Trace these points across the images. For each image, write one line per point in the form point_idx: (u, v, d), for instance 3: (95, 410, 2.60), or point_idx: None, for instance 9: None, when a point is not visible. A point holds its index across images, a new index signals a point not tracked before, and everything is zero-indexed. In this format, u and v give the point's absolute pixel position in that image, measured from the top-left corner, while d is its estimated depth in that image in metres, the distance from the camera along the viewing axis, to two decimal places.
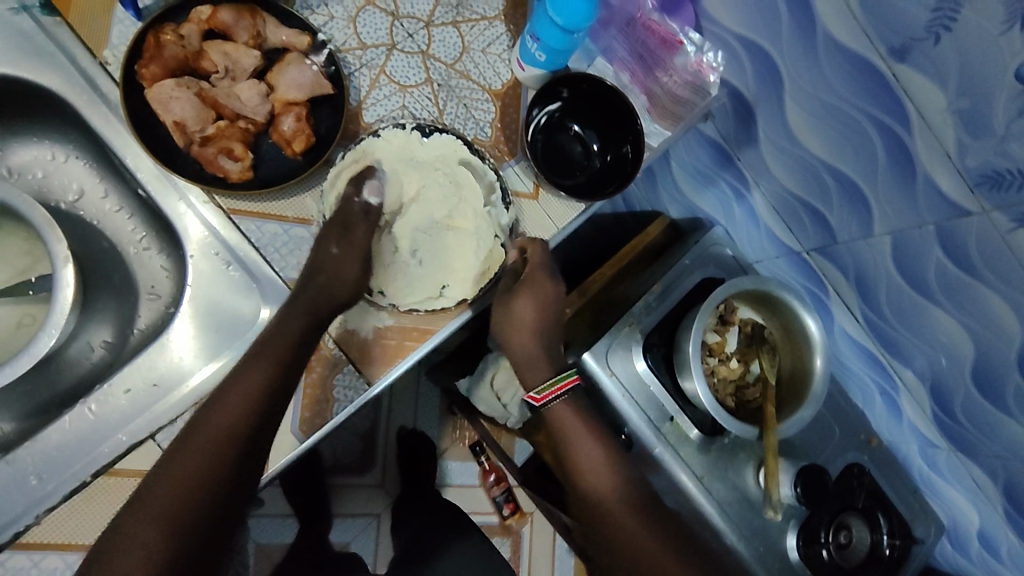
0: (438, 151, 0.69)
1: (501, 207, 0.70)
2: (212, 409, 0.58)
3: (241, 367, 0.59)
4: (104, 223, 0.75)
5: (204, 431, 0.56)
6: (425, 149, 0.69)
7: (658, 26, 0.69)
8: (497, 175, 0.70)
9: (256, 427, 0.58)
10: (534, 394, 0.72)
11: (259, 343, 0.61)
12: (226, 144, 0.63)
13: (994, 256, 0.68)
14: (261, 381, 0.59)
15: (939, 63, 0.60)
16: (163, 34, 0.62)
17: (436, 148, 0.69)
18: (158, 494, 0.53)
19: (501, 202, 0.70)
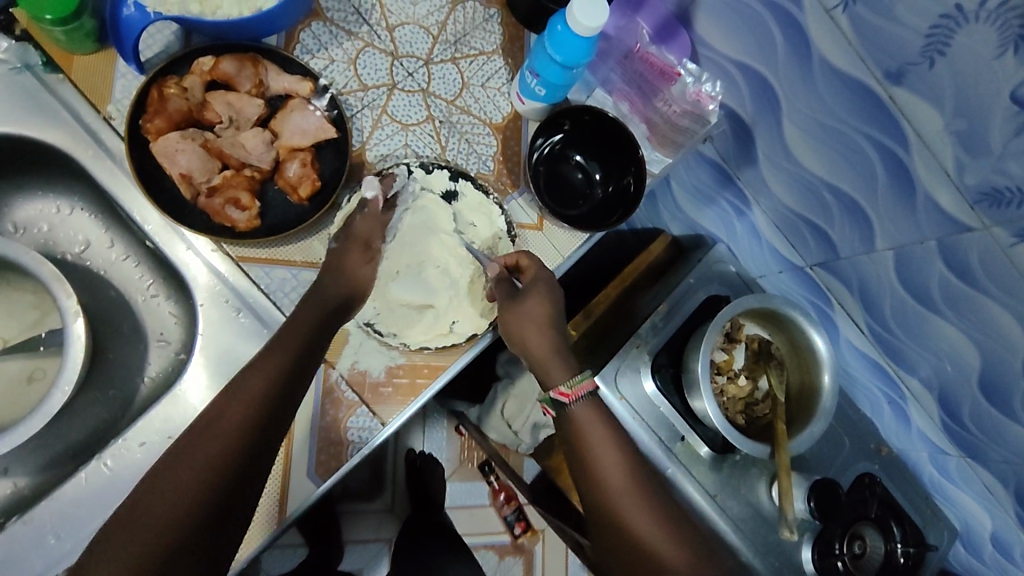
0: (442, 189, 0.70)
1: (507, 237, 0.71)
2: (206, 424, 0.55)
3: (241, 379, 0.57)
4: (111, 272, 0.75)
5: (199, 444, 0.53)
6: (428, 186, 0.70)
7: (655, 58, 0.70)
8: (502, 209, 0.71)
9: (255, 442, 0.55)
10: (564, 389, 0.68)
11: (254, 357, 0.59)
12: (232, 194, 0.63)
13: (997, 270, 0.69)
14: (261, 391, 0.57)
15: (935, 86, 0.61)
16: (166, 87, 0.62)
17: (439, 186, 0.70)
18: (180, 468, 0.52)
19: (507, 233, 0.71)
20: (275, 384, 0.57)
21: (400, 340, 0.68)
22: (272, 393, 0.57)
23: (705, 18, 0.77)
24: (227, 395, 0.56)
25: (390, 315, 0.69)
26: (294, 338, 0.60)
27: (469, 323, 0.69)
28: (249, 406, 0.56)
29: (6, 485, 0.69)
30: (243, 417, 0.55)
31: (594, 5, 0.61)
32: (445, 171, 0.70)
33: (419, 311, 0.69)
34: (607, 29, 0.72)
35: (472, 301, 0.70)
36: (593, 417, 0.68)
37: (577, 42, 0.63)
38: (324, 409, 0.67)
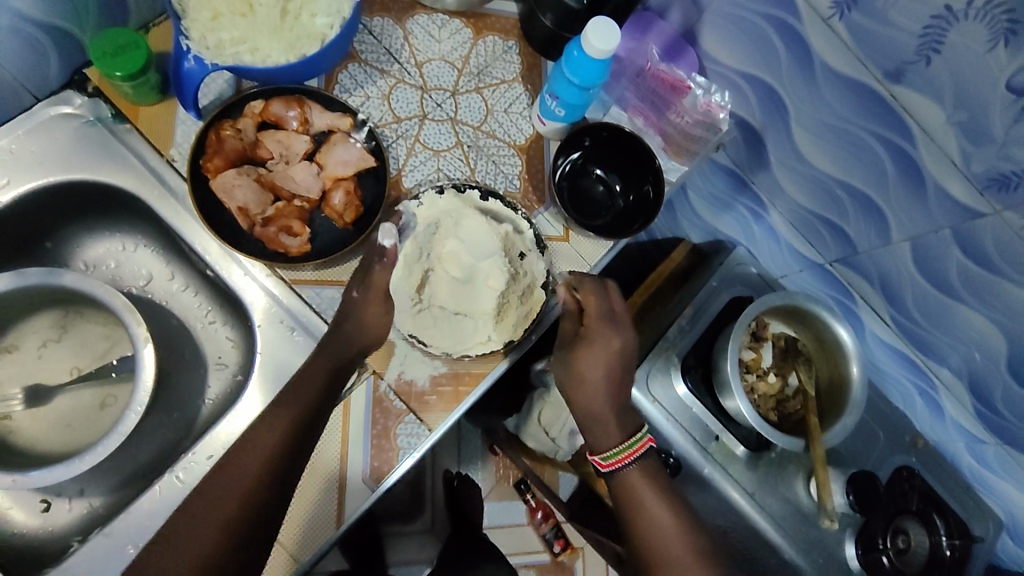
0: (476, 208, 0.75)
1: (536, 250, 0.75)
2: (214, 486, 0.58)
3: (246, 442, 0.60)
4: (173, 303, 0.81)
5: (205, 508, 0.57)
6: (462, 205, 0.75)
7: (666, 74, 0.77)
8: (530, 224, 0.76)
9: (261, 506, 0.58)
10: (600, 460, 0.72)
11: (262, 417, 0.62)
12: (285, 222, 0.69)
13: (1012, 253, 0.71)
14: (268, 457, 0.59)
15: (934, 82, 0.64)
16: (223, 130, 0.69)
17: (469, 203, 0.75)
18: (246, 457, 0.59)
19: (536, 247, 0.76)
20: (280, 448, 0.60)
21: (439, 351, 0.72)
22: (277, 458, 0.60)
23: (708, 34, 0.80)
24: (234, 459, 0.60)
25: (426, 323, 0.73)
26: (302, 400, 0.63)
27: (505, 329, 0.73)
28: (254, 472, 0.59)
29: (81, 506, 0.74)
30: (251, 482, 0.58)
31: (606, 30, 0.66)
32: (475, 190, 0.75)
33: (455, 318, 0.73)
34: (618, 52, 0.79)
35: (507, 312, 0.73)
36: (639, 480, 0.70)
37: (593, 63, 0.68)
38: (376, 418, 0.71)
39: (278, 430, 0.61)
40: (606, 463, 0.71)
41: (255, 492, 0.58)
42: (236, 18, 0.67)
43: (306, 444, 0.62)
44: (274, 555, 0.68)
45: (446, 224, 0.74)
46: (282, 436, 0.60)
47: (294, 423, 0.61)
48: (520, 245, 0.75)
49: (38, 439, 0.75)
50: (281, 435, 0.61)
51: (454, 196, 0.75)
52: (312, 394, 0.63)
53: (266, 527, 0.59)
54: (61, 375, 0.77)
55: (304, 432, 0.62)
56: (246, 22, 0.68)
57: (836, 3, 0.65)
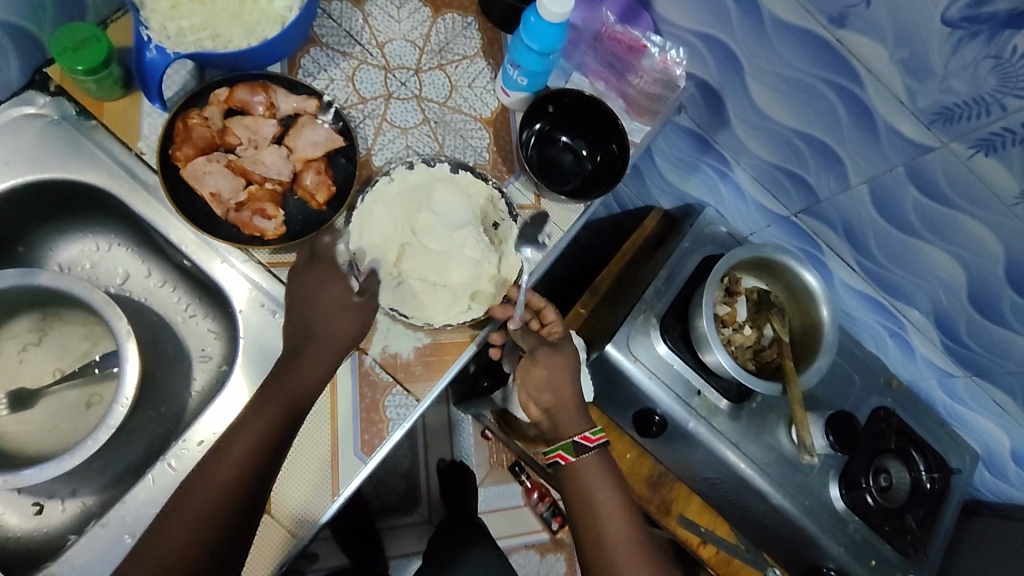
0: (448, 180, 0.76)
1: (509, 219, 0.76)
2: (200, 482, 0.62)
3: (230, 439, 0.63)
4: (152, 299, 0.82)
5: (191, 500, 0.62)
6: (433, 178, 0.75)
7: (622, 35, 0.79)
8: (501, 193, 0.77)
9: (243, 503, 0.62)
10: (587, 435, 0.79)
11: (246, 415, 0.65)
12: (259, 206, 0.70)
13: (962, 184, 0.75)
14: (248, 457, 0.63)
15: (875, 23, 0.67)
16: (190, 119, 0.69)
17: (439, 176, 0.75)
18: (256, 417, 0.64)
19: (509, 216, 0.76)
20: (261, 449, 0.63)
21: (422, 322, 0.72)
22: (258, 458, 0.63)
23: None
24: (218, 456, 0.63)
25: (406, 296, 0.72)
26: (284, 399, 0.65)
27: (485, 296, 0.74)
28: (235, 471, 0.62)
29: (74, 505, 0.74)
30: (233, 480, 0.62)
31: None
32: (446, 163, 0.76)
33: (433, 289, 0.72)
34: (574, 21, 0.81)
35: (484, 279, 0.73)
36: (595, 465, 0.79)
37: (550, 26, 0.70)
38: (363, 392, 0.73)
39: (259, 431, 0.63)
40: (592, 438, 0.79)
41: (236, 490, 0.62)
42: (194, 6, 0.67)
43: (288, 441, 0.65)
44: (271, 530, 0.69)
45: (418, 198, 0.74)
46: (263, 438, 0.63)
47: (274, 423, 0.64)
48: (493, 215, 0.76)
49: (26, 441, 0.74)
50: (262, 435, 0.63)
51: (424, 170, 0.76)
52: (319, 360, 0.66)
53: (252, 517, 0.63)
54: (45, 378, 0.77)
55: (284, 432, 0.64)
56: (206, 9, 0.68)
57: None
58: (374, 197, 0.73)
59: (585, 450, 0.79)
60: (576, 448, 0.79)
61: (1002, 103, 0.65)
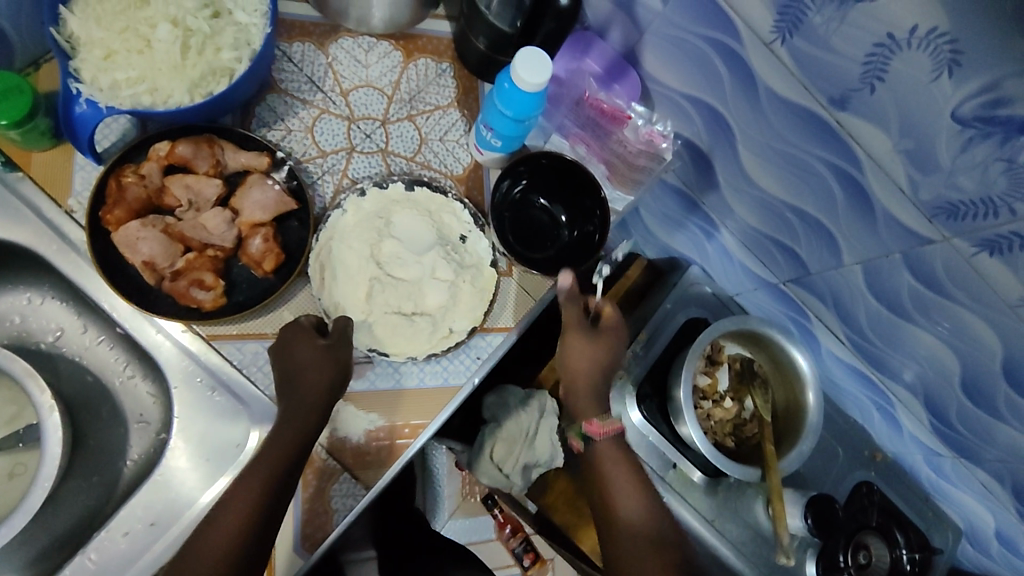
0: (404, 201, 0.72)
1: (476, 231, 0.73)
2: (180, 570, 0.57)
3: (213, 516, 0.58)
4: (88, 357, 0.75)
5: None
6: (389, 202, 0.71)
7: (605, 104, 0.75)
8: (464, 204, 0.73)
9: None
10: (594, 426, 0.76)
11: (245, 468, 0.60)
12: (197, 276, 0.63)
13: (961, 278, 0.70)
14: (231, 541, 0.57)
15: (878, 110, 0.61)
16: (124, 176, 0.63)
17: (395, 197, 0.71)
18: (256, 470, 0.60)
19: (476, 226, 0.73)
20: (245, 525, 0.58)
21: (404, 356, 0.68)
22: (242, 537, 0.57)
23: (651, 55, 0.76)
24: (201, 538, 0.58)
25: (382, 330, 0.68)
26: (264, 471, 0.59)
27: (466, 318, 0.70)
28: (220, 552, 0.57)
29: None
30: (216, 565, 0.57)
31: (536, 61, 0.62)
32: (400, 181, 0.72)
33: (412, 320, 0.69)
34: (558, 72, 0.76)
35: (463, 298, 0.70)
36: (612, 458, 0.76)
37: (524, 95, 0.64)
38: (307, 481, 0.67)
39: (242, 507, 0.58)
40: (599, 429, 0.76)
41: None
42: (131, 55, 0.61)
43: (275, 513, 0.59)
44: None
45: (377, 224, 0.70)
46: (242, 519, 0.58)
47: (256, 495, 0.58)
48: (458, 228, 0.73)
49: None
50: (245, 509, 0.58)
51: (377, 195, 0.71)
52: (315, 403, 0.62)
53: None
54: None
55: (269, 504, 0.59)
56: (144, 59, 0.61)
57: (776, 28, 0.61)
58: (337, 229, 0.69)
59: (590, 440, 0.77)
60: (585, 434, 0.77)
61: (1011, 207, 0.60)
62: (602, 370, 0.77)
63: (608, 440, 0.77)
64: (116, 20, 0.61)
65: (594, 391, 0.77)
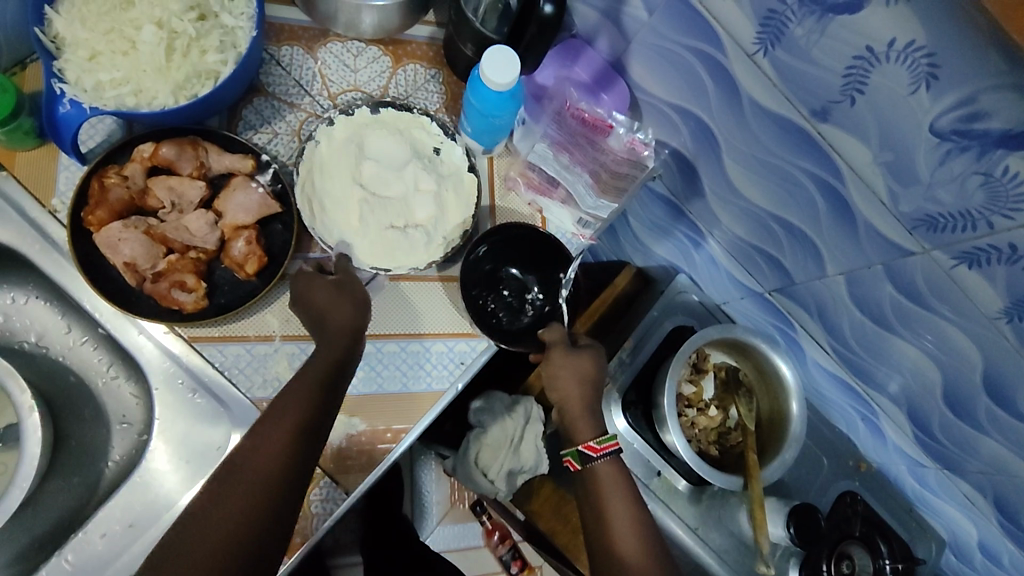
0: (373, 125, 0.72)
1: (448, 141, 0.73)
2: (223, 492, 0.56)
3: (251, 445, 0.58)
4: (71, 357, 0.75)
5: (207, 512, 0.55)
6: (358, 127, 0.72)
7: (587, 113, 0.73)
8: (429, 116, 0.73)
9: (268, 515, 0.56)
10: (592, 444, 0.73)
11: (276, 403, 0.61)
12: (178, 277, 0.63)
13: (942, 289, 0.70)
14: (268, 472, 0.57)
15: (859, 122, 0.62)
16: (107, 178, 0.63)
17: (362, 123, 0.72)
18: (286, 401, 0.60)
19: (448, 138, 0.74)
20: (284, 455, 0.58)
21: (407, 269, 0.69)
22: (281, 459, 0.57)
23: (637, 65, 0.76)
24: (239, 460, 0.58)
25: (380, 249, 0.69)
26: (294, 405, 0.59)
27: (455, 223, 0.72)
28: (264, 473, 0.57)
29: None
30: (259, 486, 0.56)
31: (506, 61, 0.64)
32: (365, 106, 0.72)
33: (407, 234, 0.71)
34: (545, 80, 0.78)
35: (451, 208, 0.72)
36: (612, 477, 0.72)
37: (500, 96, 0.67)
38: None
39: (283, 428, 0.58)
40: (598, 447, 0.73)
41: (261, 507, 0.56)
42: (116, 57, 0.61)
43: (313, 445, 0.60)
44: None
45: (352, 151, 0.71)
46: (279, 451, 0.58)
47: (295, 419, 0.59)
48: (431, 141, 0.73)
49: None
50: (284, 433, 0.58)
51: (344, 124, 0.71)
52: (342, 339, 0.63)
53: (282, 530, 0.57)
54: None
55: (309, 429, 0.59)
56: (129, 61, 0.61)
57: (759, 40, 0.62)
58: (317, 161, 0.70)
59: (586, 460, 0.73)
60: (581, 457, 0.73)
61: (989, 220, 0.60)
62: (587, 383, 0.75)
63: (608, 459, 0.73)
64: (101, 21, 0.61)
65: (587, 407, 0.75)
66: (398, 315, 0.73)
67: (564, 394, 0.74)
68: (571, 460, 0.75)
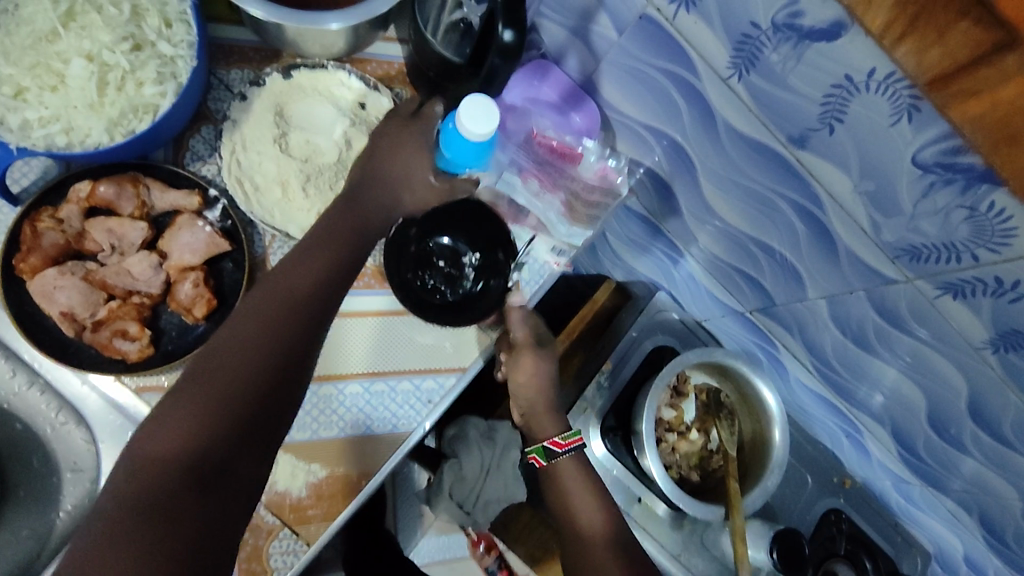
0: (292, 91, 0.69)
1: (372, 92, 0.71)
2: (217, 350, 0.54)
3: (250, 307, 0.56)
4: (15, 400, 0.69)
5: (164, 429, 0.50)
6: (276, 95, 0.69)
7: (555, 141, 0.78)
8: (345, 70, 0.70)
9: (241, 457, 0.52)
10: (557, 440, 0.79)
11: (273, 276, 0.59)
12: (120, 325, 0.59)
13: (924, 316, 0.67)
14: (268, 336, 0.55)
15: (838, 151, 0.59)
16: (39, 222, 0.59)
17: (279, 91, 0.69)
18: (287, 279, 0.58)
19: (369, 90, 0.71)
20: (285, 319, 0.56)
21: None
22: (272, 352, 0.55)
23: (608, 84, 0.73)
24: (206, 368, 0.53)
25: None
26: (295, 282, 0.58)
27: None
28: (260, 334, 0.55)
29: None
30: (255, 346, 0.54)
31: (483, 111, 0.59)
32: (275, 71, 0.69)
33: None
34: (512, 101, 0.76)
35: None
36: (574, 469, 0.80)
37: (477, 146, 0.61)
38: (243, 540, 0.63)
39: (283, 295, 0.57)
40: (562, 442, 0.79)
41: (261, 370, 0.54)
42: (44, 93, 0.57)
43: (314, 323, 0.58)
44: None
45: (274, 118, 0.68)
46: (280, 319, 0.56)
47: (282, 315, 0.56)
48: (353, 98, 0.71)
49: None
50: (269, 343, 0.55)
51: (260, 93, 0.68)
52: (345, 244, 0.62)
53: (256, 459, 0.53)
54: None
55: (311, 304, 0.58)
56: (58, 97, 0.57)
57: (733, 64, 0.58)
58: (237, 137, 0.67)
59: (552, 456, 0.80)
60: (548, 453, 0.80)
61: (974, 253, 0.57)
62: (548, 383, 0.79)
63: (570, 454, 0.80)
64: (26, 55, 0.57)
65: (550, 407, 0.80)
66: (355, 347, 0.69)
67: (529, 396, 0.79)
68: (536, 457, 0.81)
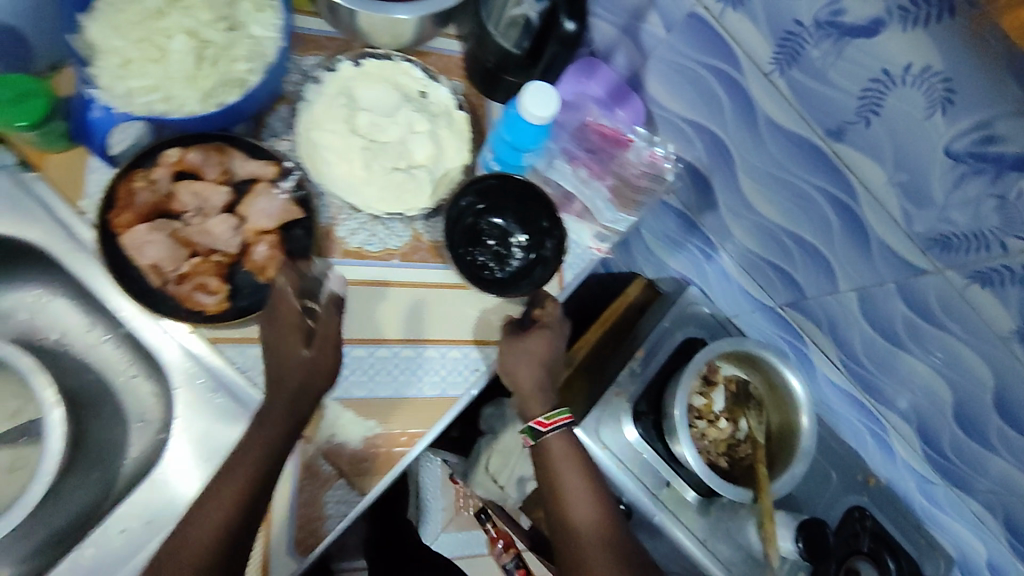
0: (362, 77, 0.75)
1: (432, 82, 0.77)
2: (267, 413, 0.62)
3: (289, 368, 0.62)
4: (91, 356, 0.77)
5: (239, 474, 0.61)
6: (345, 81, 0.74)
7: (607, 129, 0.80)
8: (408, 61, 0.76)
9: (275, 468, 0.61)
10: (541, 419, 0.78)
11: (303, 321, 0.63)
12: (201, 281, 0.65)
13: (951, 306, 0.70)
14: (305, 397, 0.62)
15: (873, 143, 0.62)
16: (135, 181, 0.64)
17: (348, 77, 0.75)
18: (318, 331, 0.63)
19: (431, 80, 0.77)
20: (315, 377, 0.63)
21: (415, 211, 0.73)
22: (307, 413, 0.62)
23: (653, 80, 0.78)
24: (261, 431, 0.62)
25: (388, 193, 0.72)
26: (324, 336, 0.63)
27: (452, 160, 0.75)
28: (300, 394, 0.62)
29: None
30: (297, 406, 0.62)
31: (545, 97, 0.64)
32: (347, 58, 0.75)
33: (412, 174, 0.73)
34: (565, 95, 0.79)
35: (447, 145, 0.76)
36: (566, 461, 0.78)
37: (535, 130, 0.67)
38: (303, 485, 0.68)
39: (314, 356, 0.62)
40: (546, 421, 0.78)
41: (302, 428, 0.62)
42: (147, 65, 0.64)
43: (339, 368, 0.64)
44: None
45: (344, 101, 0.73)
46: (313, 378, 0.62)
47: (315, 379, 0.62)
48: (416, 86, 0.77)
49: None
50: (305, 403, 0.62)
51: (333, 78, 0.74)
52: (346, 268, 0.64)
53: None
54: None
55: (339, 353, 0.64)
56: (159, 69, 0.64)
57: (775, 60, 0.63)
58: (310, 116, 0.72)
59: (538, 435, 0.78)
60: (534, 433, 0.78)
61: (1001, 241, 0.61)
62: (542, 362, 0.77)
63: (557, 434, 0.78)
64: (134, 30, 0.64)
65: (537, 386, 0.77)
66: (412, 314, 0.74)
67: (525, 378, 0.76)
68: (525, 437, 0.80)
